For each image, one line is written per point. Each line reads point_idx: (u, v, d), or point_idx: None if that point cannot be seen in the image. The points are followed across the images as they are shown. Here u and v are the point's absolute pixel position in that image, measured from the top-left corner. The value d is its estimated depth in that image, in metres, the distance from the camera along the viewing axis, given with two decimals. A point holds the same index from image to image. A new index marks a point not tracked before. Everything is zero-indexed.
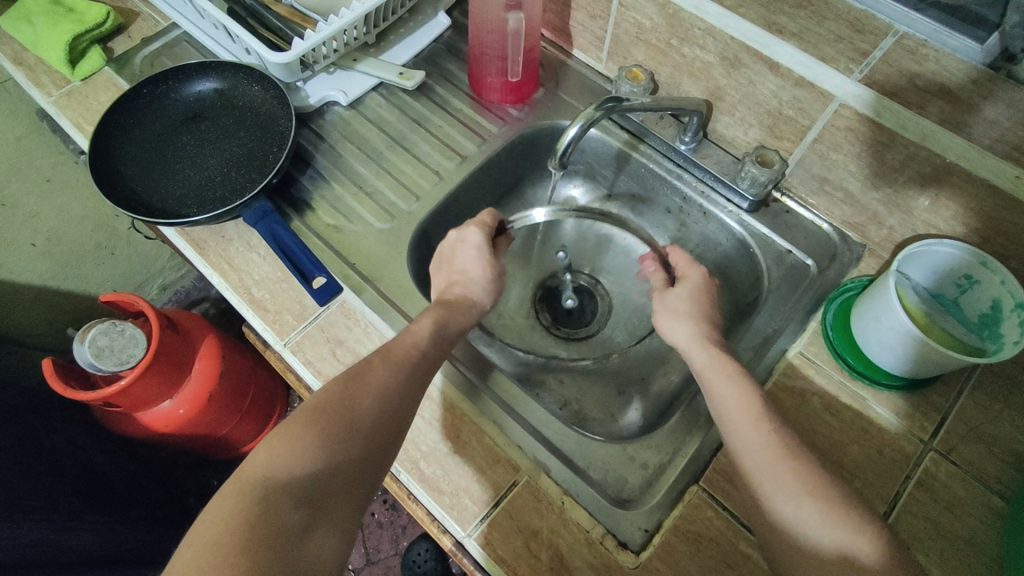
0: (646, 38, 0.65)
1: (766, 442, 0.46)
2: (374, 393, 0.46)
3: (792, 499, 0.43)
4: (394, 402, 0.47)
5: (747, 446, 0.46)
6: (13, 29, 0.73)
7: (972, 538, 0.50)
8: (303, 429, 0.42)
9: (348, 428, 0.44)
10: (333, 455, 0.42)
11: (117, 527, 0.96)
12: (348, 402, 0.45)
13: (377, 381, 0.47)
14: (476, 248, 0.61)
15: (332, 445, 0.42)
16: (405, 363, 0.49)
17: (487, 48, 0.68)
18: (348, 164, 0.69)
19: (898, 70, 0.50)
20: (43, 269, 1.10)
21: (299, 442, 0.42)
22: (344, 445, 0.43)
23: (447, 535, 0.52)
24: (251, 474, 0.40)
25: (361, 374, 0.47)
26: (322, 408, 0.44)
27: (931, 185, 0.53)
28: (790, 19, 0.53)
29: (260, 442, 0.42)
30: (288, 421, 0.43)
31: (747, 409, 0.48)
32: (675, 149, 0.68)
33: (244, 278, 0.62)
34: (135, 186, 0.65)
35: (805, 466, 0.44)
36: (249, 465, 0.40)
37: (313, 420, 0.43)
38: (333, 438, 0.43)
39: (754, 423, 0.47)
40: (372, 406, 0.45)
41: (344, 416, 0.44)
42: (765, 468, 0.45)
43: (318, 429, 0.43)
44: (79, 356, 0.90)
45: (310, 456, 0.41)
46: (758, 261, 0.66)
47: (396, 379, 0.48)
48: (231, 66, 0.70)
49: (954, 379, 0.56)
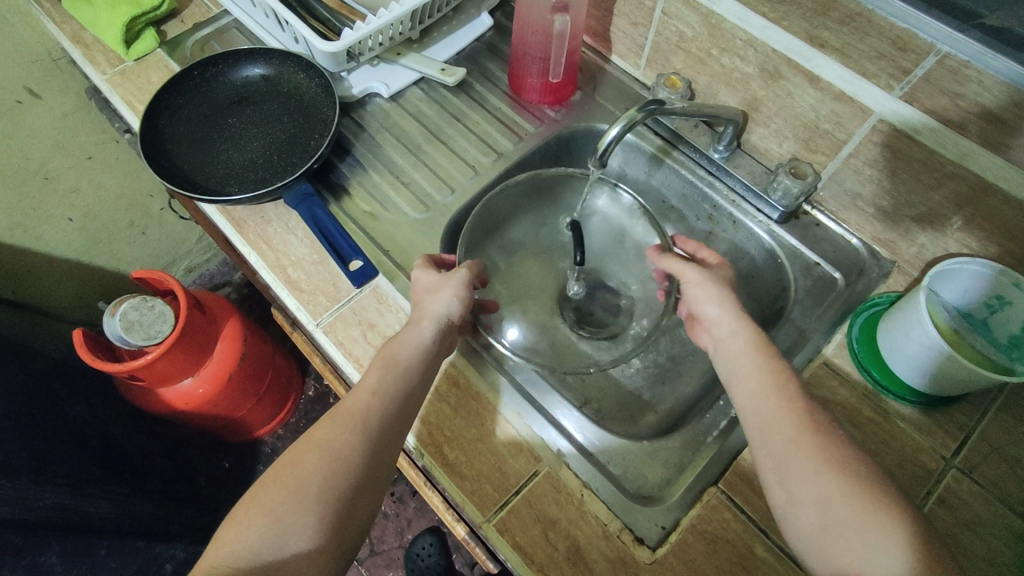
0: (686, 47, 0.66)
1: (825, 484, 0.44)
2: (323, 452, 0.47)
3: (859, 542, 0.41)
4: (344, 457, 0.47)
5: (821, 499, 0.43)
6: (74, 9, 0.76)
7: (991, 558, 0.49)
8: (253, 509, 0.45)
9: (299, 498, 0.45)
10: (289, 524, 0.44)
11: (132, 499, 0.98)
12: (295, 470, 0.47)
13: (332, 440, 0.48)
14: (425, 285, 0.57)
15: (287, 516, 0.45)
16: (369, 409, 0.50)
17: (531, 49, 0.69)
18: (387, 154, 0.71)
19: (939, 89, 0.50)
20: (77, 243, 1.13)
21: (252, 522, 0.45)
22: (298, 513, 0.45)
23: (460, 525, 0.61)
24: (217, 562, 0.43)
25: (327, 430, 0.49)
26: (269, 487, 0.46)
27: (966, 206, 0.53)
28: (833, 35, 0.53)
29: (227, 521, 0.46)
30: (236, 508, 0.47)
31: (806, 462, 0.45)
32: (709, 157, 0.70)
33: (281, 258, 0.63)
34: (181, 163, 0.67)
35: (830, 446, 0.45)
36: (218, 547, 0.44)
37: (260, 500, 0.46)
38: (286, 512, 0.45)
39: (809, 476, 0.44)
40: (318, 465, 0.47)
41: (291, 488, 0.46)
42: (829, 509, 0.43)
43: (268, 505, 0.45)
44: (108, 329, 0.90)
45: (264, 531, 0.44)
46: (785, 272, 0.67)
47: (354, 435, 0.48)
48: (279, 54, 0.72)
49: (979, 399, 0.56)
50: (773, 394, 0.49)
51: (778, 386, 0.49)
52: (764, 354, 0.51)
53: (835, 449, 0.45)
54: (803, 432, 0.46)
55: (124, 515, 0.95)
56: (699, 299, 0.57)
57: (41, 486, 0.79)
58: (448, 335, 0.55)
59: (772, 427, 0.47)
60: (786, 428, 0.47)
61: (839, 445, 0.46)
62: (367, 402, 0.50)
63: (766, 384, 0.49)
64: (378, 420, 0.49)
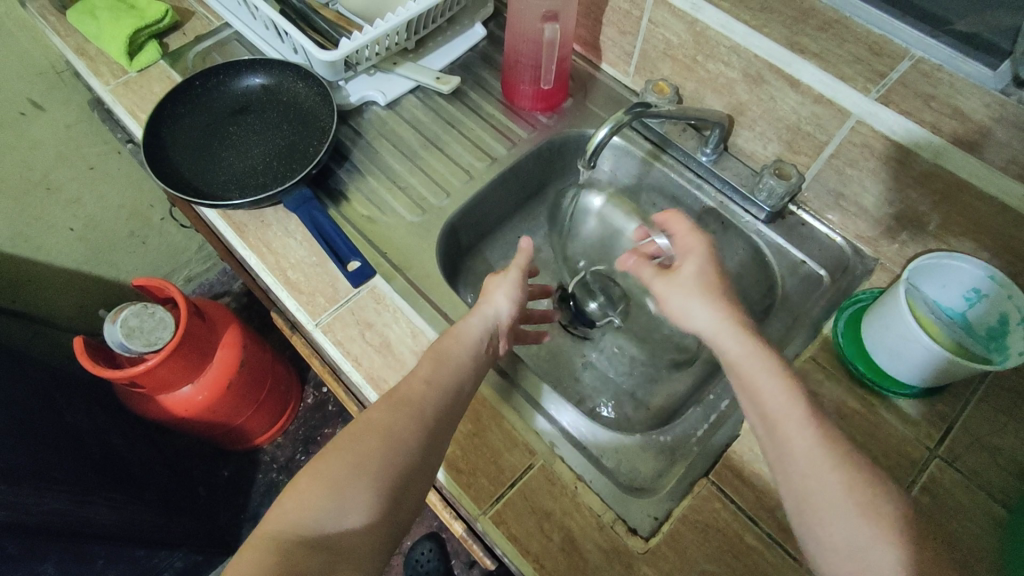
0: (673, 54, 0.68)
1: (852, 525, 0.43)
2: (385, 432, 0.48)
3: None
4: (403, 440, 0.48)
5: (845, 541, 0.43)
6: (79, 22, 0.78)
7: (975, 544, 0.51)
8: (312, 482, 0.46)
9: (361, 473, 0.46)
10: (348, 499, 0.45)
11: (131, 506, 0.99)
12: (356, 446, 0.48)
13: (392, 421, 0.49)
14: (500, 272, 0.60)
15: (345, 492, 0.45)
16: (424, 398, 0.50)
17: (523, 56, 0.72)
18: (384, 160, 0.73)
19: (915, 92, 0.52)
20: (78, 252, 1.15)
21: (312, 493, 0.45)
22: (356, 489, 0.45)
23: (457, 522, 0.62)
24: (277, 531, 0.43)
25: (383, 412, 0.50)
26: (329, 462, 0.47)
27: (942, 203, 0.55)
28: (813, 40, 0.56)
29: (285, 490, 0.47)
30: (296, 478, 0.47)
31: (831, 504, 0.43)
32: (697, 159, 0.72)
33: (281, 260, 0.65)
34: (184, 171, 0.69)
35: (856, 481, 0.44)
36: (274, 518, 0.45)
37: (322, 474, 0.46)
38: (347, 485, 0.45)
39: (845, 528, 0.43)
40: (380, 445, 0.48)
41: (354, 463, 0.47)
42: (869, 562, 0.42)
43: (328, 479, 0.46)
44: (109, 335, 0.92)
45: (325, 503, 0.45)
46: (772, 270, 0.70)
47: (410, 420, 0.49)
48: (278, 64, 0.74)
49: (961, 391, 0.57)
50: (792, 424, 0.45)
51: (796, 415, 0.46)
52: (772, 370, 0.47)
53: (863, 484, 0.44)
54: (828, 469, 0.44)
55: (123, 521, 0.95)
56: (682, 305, 0.52)
57: (42, 491, 0.80)
58: (492, 342, 0.56)
59: (800, 469, 0.45)
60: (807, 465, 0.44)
61: (866, 479, 0.44)
62: (422, 391, 0.51)
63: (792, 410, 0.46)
64: (432, 409, 0.50)
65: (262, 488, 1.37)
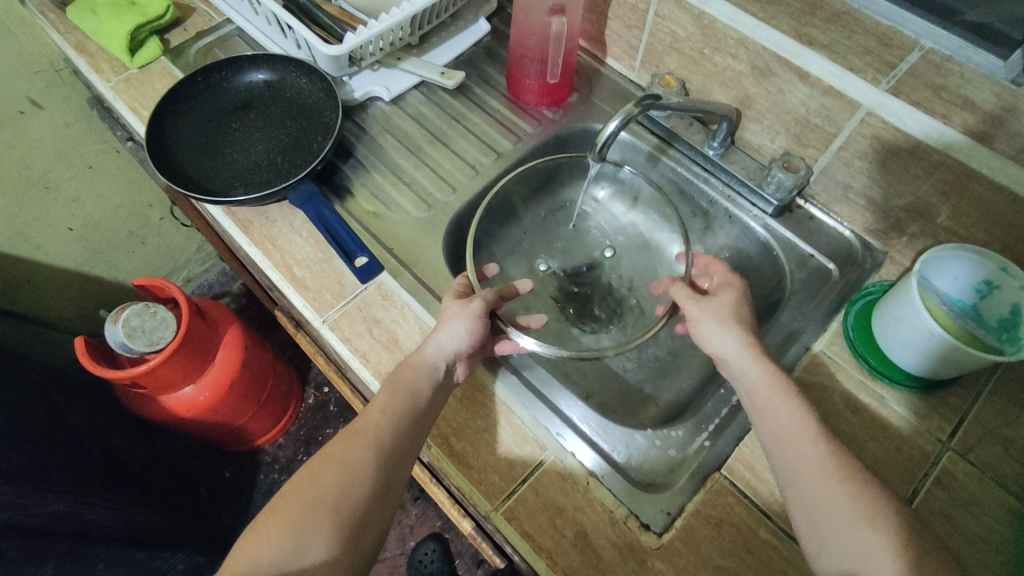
0: (680, 47, 0.68)
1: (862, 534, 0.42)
2: (342, 465, 0.48)
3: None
4: (359, 471, 0.48)
5: (852, 550, 0.42)
6: (79, 19, 0.77)
7: (989, 536, 0.50)
8: (269, 521, 0.46)
9: (318, 507, 0.46)
10: (304, 535, 0.45)
11: (132, 508, 0.97)
12: (313, 482, 0.47)
13: (347, 450, 0.49)
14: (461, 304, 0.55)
15: (302, 528, 0.45)
16: (379, 428, 0.50)
17: (529, 50, 0.71)
18: (389, 155, 0.73)
19: (925, 82, 0.52)
20: (77, 253, 1.14)
21: (269, 534, 0.45)
22: (312, 525, 0.45)
23: (467, 520, 0.61)
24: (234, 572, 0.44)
25: (346, 439, 0.50)
26: (288, 500, 0.47)
27: (953, 194, 0.55)
28: (821, 32, 0.55)
29: (245, 529, 0.46)
30: (257, 517, 0.47)
31: (836, 511, 0.44)
32: (704, 154, 0.72)
33: (286, 257, 0.64)
34: (188, 168, 0.68)
35: (861, 488, 0.45)
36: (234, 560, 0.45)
37: (279, 512, 0.46)
38: (303, 522, 0.45)
39: (854, 552, 0.42)
40: (334, 479, 0.47)
41: (306, 502, 0.46)
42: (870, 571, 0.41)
43: (287, 516, 0.46)
44: (112, 336, 0.90)
45: (282, 541, 0.44)
46: (780, 264, 0.69)
47: (368, 448, 0.49)
48: (282, 60, 0.74)
49: (973, 382, 0.57)
50: (799, 435, 0.48)
51: (803, 426, 0.48)
52: (786, 396, 0.49)
53: (868, 491, 0.44)
54: (833, 479, 0.45)
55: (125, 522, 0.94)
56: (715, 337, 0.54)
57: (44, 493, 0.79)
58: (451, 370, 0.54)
59: (811, 493, 0.46)
60: (815, 472, 0.46)
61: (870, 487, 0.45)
62: (377, 421, 0.50)
63: (796, 424, 0.48)
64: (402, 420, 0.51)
65: (263, 489, 1.36)
